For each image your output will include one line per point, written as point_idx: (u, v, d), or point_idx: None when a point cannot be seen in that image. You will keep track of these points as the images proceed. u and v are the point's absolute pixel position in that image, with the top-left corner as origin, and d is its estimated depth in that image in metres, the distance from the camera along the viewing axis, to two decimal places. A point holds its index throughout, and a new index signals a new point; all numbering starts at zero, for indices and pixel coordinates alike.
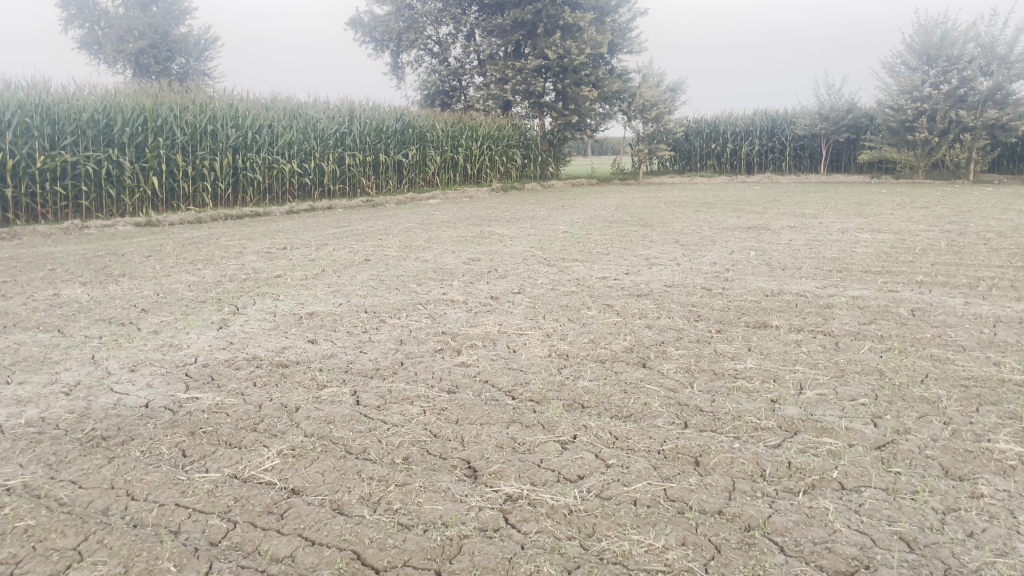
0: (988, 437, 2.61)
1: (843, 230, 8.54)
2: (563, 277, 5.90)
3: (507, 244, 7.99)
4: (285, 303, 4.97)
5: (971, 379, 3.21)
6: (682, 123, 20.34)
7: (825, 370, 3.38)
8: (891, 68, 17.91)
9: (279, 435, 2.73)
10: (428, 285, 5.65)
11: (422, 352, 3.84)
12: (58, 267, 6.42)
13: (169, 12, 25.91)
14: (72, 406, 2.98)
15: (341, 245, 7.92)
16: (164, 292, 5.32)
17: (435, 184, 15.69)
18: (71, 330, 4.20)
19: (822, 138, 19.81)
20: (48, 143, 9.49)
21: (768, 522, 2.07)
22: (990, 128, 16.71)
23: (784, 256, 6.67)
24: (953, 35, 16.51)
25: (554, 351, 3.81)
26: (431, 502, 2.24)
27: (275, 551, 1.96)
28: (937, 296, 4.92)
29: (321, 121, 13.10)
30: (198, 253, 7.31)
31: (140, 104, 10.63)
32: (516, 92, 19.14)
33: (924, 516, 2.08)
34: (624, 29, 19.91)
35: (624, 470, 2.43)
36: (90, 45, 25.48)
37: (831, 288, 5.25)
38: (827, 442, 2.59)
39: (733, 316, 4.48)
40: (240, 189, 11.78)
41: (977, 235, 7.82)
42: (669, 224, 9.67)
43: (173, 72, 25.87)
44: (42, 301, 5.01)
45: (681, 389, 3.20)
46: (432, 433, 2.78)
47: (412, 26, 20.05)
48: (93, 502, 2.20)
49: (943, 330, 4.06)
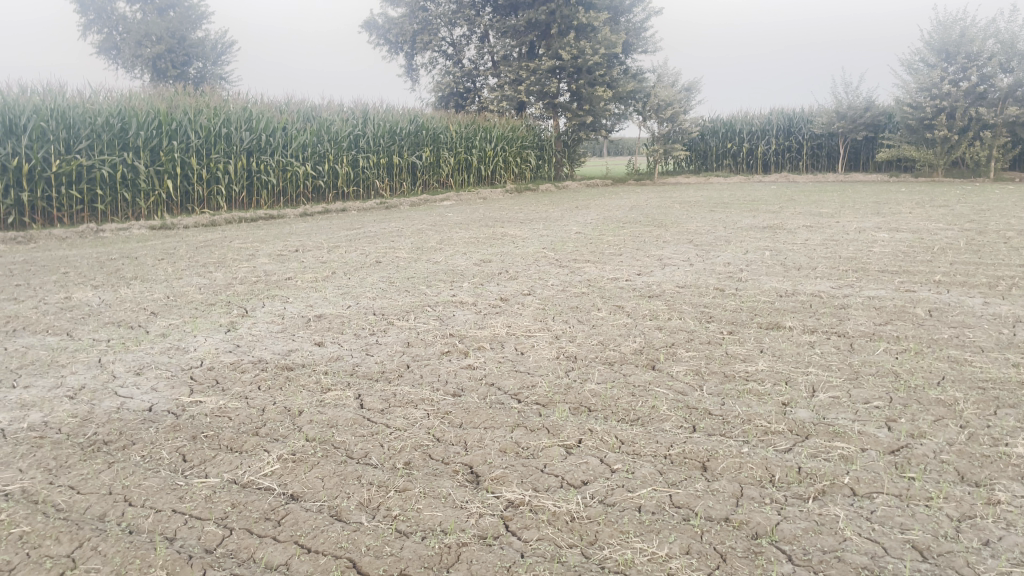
0: (1006, 441, 2.52)
1: (860, 229, 8.39)
2: (574, 278, 5.85)
3: (519, 245, 7.94)
4: (295, 306, 4.96)
5: (990, 381, 3.11)
6: (698, 122, 20.15)
7: (839, 372, 3.30)
8: (909, 65, 17.62)
9: (280, 439, 2.71)
10: (438, 287, 5.62)
11: (428, 355, 3.81)
12: (73, 270, 6.49)
13: (186, 16, 26.25)
14: (76, 409, 2.99)
15: (353, 247, 7.92)
16: (174, 295, 5.34)
17: (448, 185, 15.69)
18: (79, 334, 4.23)
19: (839, 137, 19.53)
20: (64, 147, 9.63)
21: (776, 531, 2.01)
22: (1011, 125, 16.39)
23: (800, 256, 6.57)
24: (973, 31, 16.27)
25: (562, 353, 3.76)
26: (430, 508, 2.20)
27: (270, 558, 1.94)
28: (955, 296, 4.80)
29: (335, 124, 13.15)
30: (211, 256, 7.36)
31: (155, 108, 10.75)
32: (530, 93, 19.04)
33: (937, 524, 2.00)
34: (639, 29, 19.81)
35: (629, 475, 2.37)
36: (108, 50, 25.85)
37: (846, 288, 5.14)
38: (839, 447, 2.51)
39: (745, 317, 4.40)
40: (255, 192, 11.86)
41: (997, 233, 7.66)
42: (683, 224, 9.57)
43: (190, 76, 26.13)
44: (54, 304, 5.05)
45: (690, 392, 3.13)
46: (436, 437, 2.74)
47: (426, 28, 20.10)
48: (90, 508, 2.19)
49: (961, 330, 3.95)
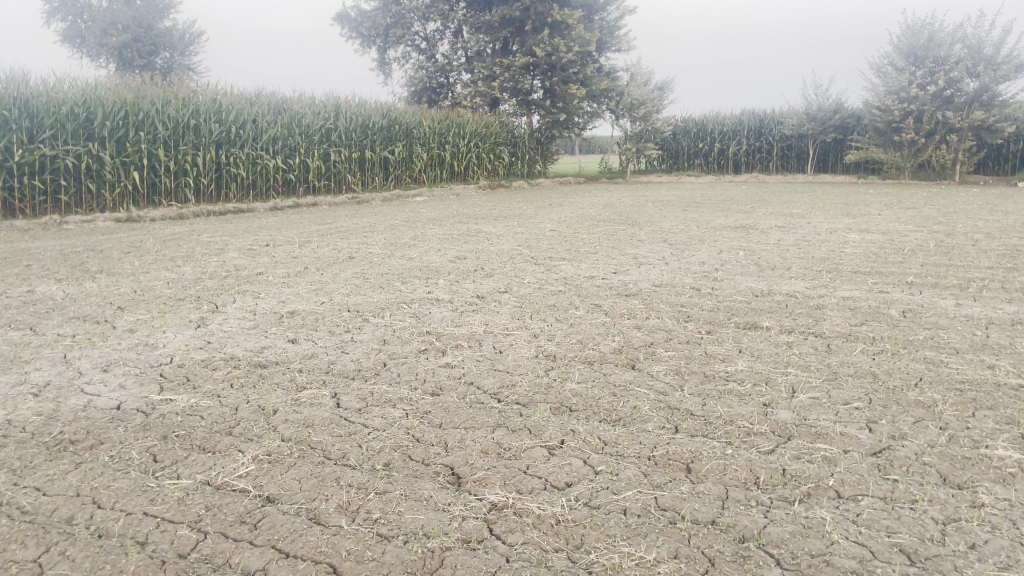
0: (986, 443, 2.55)
1: (832, 230, 8.51)
2: (551, 276, 5.81)
3: (493, 242, 7.87)
4: (266, 302, 4.82)
5: (965, 383, 3.16)
6: (670, 122, 20.25)
7: (818, 373, 3.31)
8: (878, 69, 17.94)
9: (255, 439, 2.62)
10: (413, 284, 5.51)
11: (406, 353, 3.73)
12: (35, 262, 6.25)
13: (152, 6, 25.66)
14: (40, 408, 2.85)
15: (325, 242, 7.77)
16: (141, 289, 5.15)
17: (421, 181, 15.52)
18: (43, 328, 4.06)
19: (809, 138, 19.84)
20: (27, 136, 9.36)
21: (763, 533, 2.00)
22: (976, 130, 16.75)
23: (773, 257, 6.64)
24: (941, 36, 16.54)
25: (541, 352, 3.72)
26: (412, 511, 2.13)
27: (247, 564, 1.86)
28: (928, 298, 4.88)
29: (306, 117, 12.90)
30: (179, 249, 7.16)
31: (122, 98, 10.46)
32: (504, 90, 18.93)
33: (923, 527, 2.01)
34: (613, 27, 19.82)
35: (614, 477, 2.34)
36: (72, 38, 25.11)
37: (820, 288, 5.20)
38: (822, 448, 2.52)
39: (723, 316, 4.41)
40: (223, 185, 11.57)
41: (966, 236, 7.81)
42: (656, 223, 9.62)
43: (157, 67, 25.36)
44: (16, 298, 4.84)
45: (671, 392, 3.11)
46: (415, 437, 2.67)
47: (399, 22, 19.78)
48: (56, 510, 2.08)
49: (935, 332, 4.01)
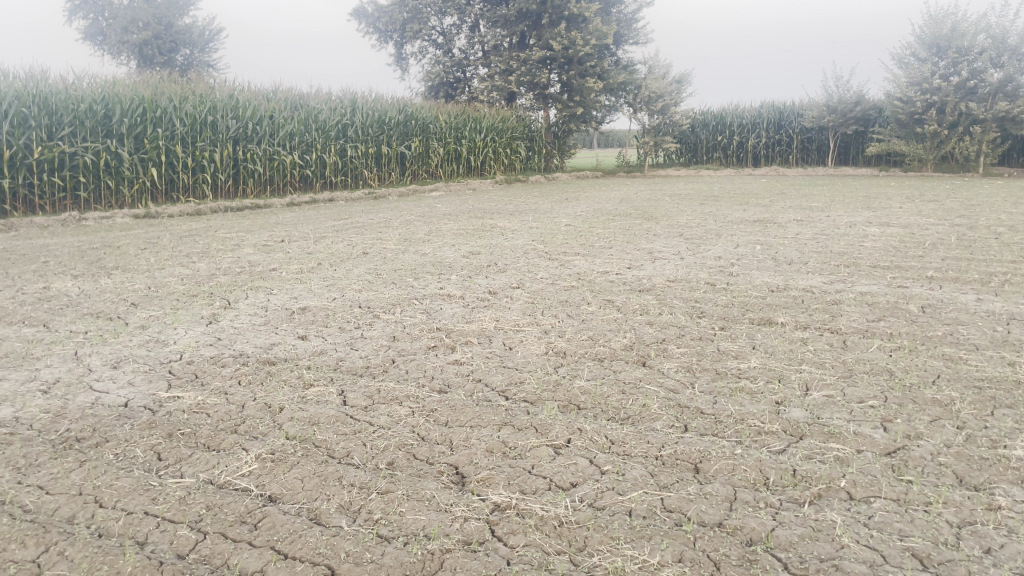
0: (1005, 443, 2.47)
1: (851, 223, 8.36)
2: (564, 271, 5.76)
3: (507, 237, 7.84)
4: (278, 298, 4.83)
5: (985, 380, 3.07)
6: (688, 115, 20.00)
7: (833, 370, 3.23)
8: (900, 59, 17.58)
9: (259, 437, 2.62)
10: (425, 280, 5.50)
11: (415, 350, 3.71)
12: (52, 259, 6.32)
13: (173, 3, 25.90)
14: (48, 405, 2.87)
15: (340, 238, 7.80)
16: (155, 286, 5.19)
17: (436, 176, 15.50)
18: (56, 325, 4.10)
19: (829, 131, 19.49)
20: (46, 134, 9.47)
21: (771, 537, 1.94)
22: (1001, 121, 16.33)
23: (790, 251, 6.52)
24: (964, 26, 16.18)
25: (551, 349, 3.68)
26: (414, 511, 2.11)
27: (245, 565, 1.85)
28: (948, 293, 4.75)
29: (322, 113, 12.92)
30: (195, 245, 7.21)
31: (140, 95, 10.55)
32: (520, 84, 18.82)
33: (938, 531, 1.94)
34: (630, 20, 19.65)
35: (619, 477, 2.30)
36: (94, 36, 25.41)
37: (838, 284, 5.09)
38: (835, 448, 2.45)
39: (737, 312, 4.34)
40: (241, 180, 11.66)
41: (988, 229, 7.62)
42: (673, 217, 9.51)
43: (178, 63, 25.69)
44: (32, 294, 4.91)
45: (681, 390, 3.06)
46: (420, 436, 2.65)
47: (416, 17, 19.76)
48: (59, 510, 2.09)
49: (955, 328, 3.90)
